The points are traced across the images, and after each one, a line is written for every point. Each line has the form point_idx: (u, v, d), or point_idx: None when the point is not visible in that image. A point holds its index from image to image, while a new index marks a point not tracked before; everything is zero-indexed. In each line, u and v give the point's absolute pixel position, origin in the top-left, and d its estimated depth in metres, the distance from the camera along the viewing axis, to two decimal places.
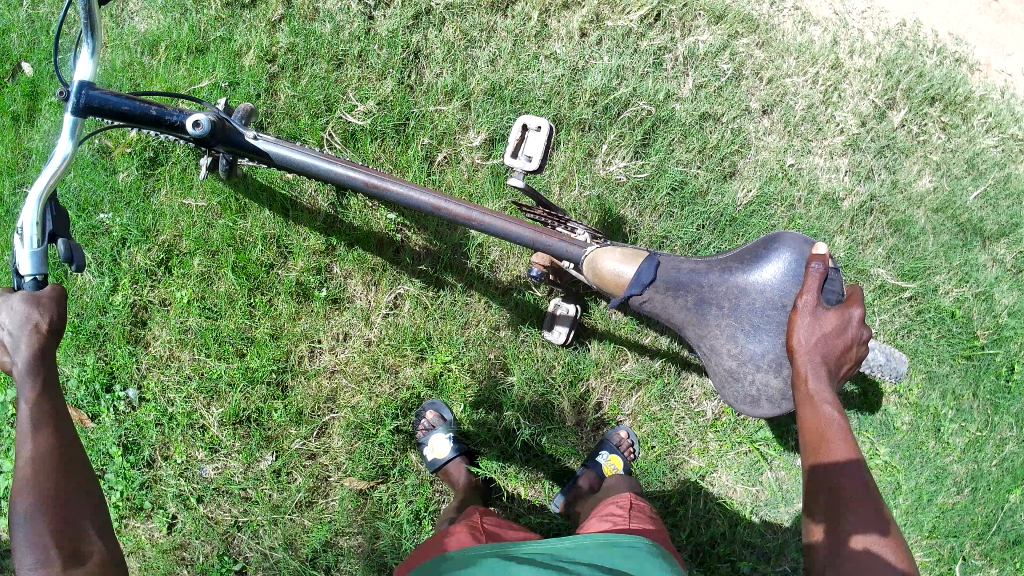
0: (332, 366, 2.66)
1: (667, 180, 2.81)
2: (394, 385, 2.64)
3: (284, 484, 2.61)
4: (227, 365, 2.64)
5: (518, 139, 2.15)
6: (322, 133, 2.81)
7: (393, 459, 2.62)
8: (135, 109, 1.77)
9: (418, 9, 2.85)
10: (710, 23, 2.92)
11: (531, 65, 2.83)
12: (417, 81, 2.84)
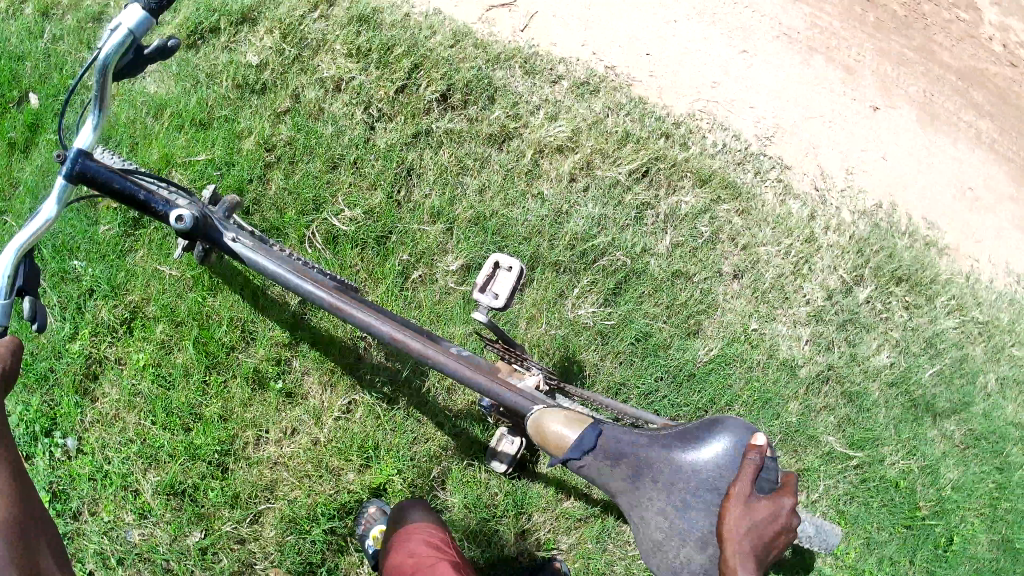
0: (275, 457, 2.69)
1: (631, 330, 2.96)
2: (335, 485, 2.66)
3: (208, 562, 2.57)
4: (173, 435, 2.66)
5: (488, 276, 2.27)
6: (305, 230, 2.93)
7: (323, 558, 2.61)
8: (127, 191, 1.84)
9: (418, 129, 3.08)
10: (695, 185, 3.20)
11: (517, 201, 3.05)
12: (405, 197, 3.01)
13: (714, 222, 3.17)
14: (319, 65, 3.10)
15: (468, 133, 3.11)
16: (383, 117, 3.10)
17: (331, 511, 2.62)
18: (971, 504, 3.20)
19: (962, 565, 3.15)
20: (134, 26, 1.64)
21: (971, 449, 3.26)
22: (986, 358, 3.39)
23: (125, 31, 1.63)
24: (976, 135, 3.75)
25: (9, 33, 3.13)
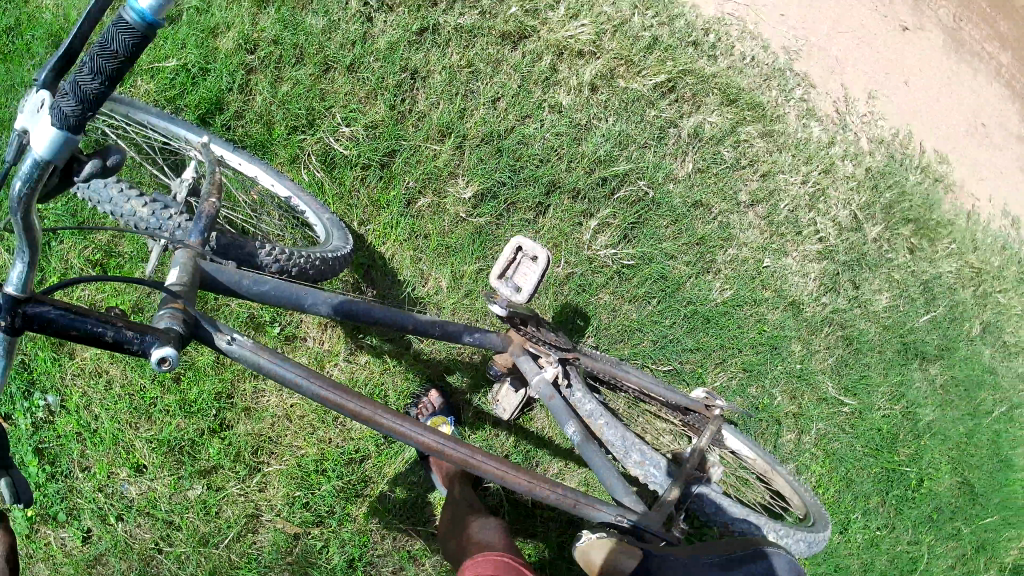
0: (276, 409, 2.68)
1: (655, 268, 2.83)
2: (333, 431, 2.68)
3: (213, 516, 2.59)
4: (164, 391, 2.62)
5: (509, 261, 2.09)
6: (298, 149, 2.73)
7: (331, 509, 2.63)
8: (86, 332, 1.29)
9: (424, 24, 2.84)
10: (721, 103, 2.98)
11: (535, 113, 2.85)
12: (409, 107, 2.80)
13: (737, 145, 2.97)
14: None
15: (479, 23, 2.87)
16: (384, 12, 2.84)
17: (331, 461, 2.65)
18: (943, 448, 2.96)
19: (928, 503, 2.94)
20: (50, 146, 1.07)
21: (948, 393, 3.00)
22: (973, 304, 3.09)
23: (38, 152, 1.08)
24: (995, 67, 3.30)
25: None
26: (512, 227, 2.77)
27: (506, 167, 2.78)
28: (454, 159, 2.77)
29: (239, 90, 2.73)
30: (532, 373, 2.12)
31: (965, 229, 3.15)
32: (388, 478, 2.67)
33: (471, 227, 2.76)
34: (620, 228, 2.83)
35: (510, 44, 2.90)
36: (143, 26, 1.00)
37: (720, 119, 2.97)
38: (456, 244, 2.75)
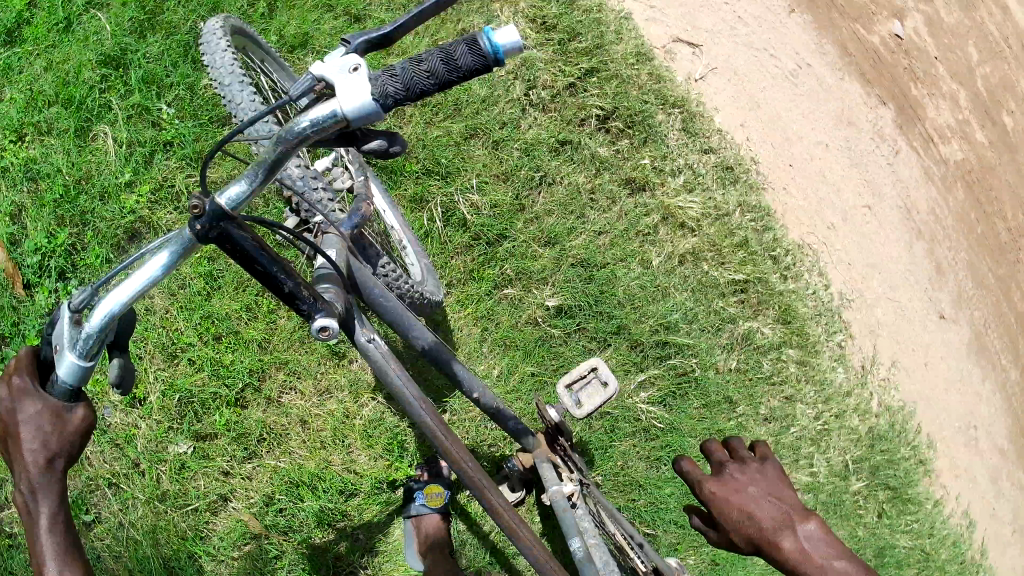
0: (290, 409, 3.33)
1: (675, 440, 3.10)
2: (327, 448, 3.31)
3: (182, 479, 3.20)
4: (212, 352, 3.32)
5: (579, 376, 2.49)
6: (425, 191, 3.12)
7: (289, 508, 3.22)
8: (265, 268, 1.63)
9: (567, 138, 3.28)
10: (776, 321, 3.32)
11: (629, 259, 3.21)
12: (529, 202, 3.20)
13: (776, 361, 3.29)
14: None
15: (616, 160, 3.32)
16: (543, 115, 3.31)
17: (311, 472, 3.25)
18: None
19: None
20: (353, 110, 1.31)
21: None
22: None
23: (342, 110, 1.32)
24: (1006, 381, 3.69)
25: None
26: (576, 349, 3.06)
27: (590, 294, 3.12)
28: (549, 266, 3.12)
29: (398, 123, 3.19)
30: (550, 480, 2.35)
31: (930, 514, 3.45)
32: (350, 504, 3.23)
33: (540, 333, 3.06)
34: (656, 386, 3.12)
35: (633, 190, 3.31)
36: (493, 56, 1.30)
37: (772, 334, 3.30)
38: (521, 341, 3.05)
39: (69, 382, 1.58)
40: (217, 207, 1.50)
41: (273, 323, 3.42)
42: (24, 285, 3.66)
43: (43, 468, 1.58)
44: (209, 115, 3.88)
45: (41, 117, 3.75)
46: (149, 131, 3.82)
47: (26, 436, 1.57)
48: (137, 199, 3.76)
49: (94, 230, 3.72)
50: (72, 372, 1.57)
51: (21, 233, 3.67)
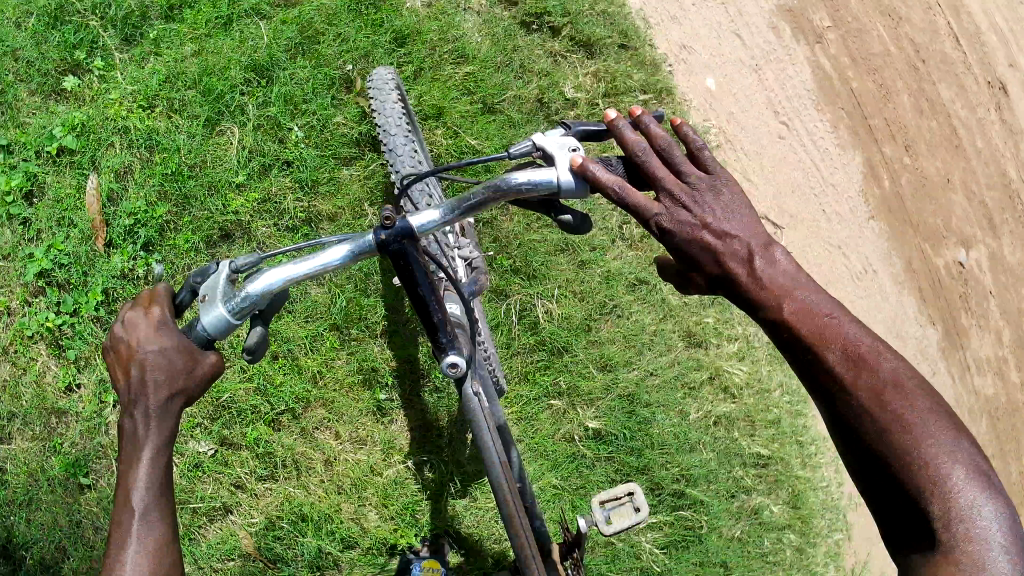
0: (319, 443, 3.57)
1: None
2: (343, 494, 3.53)
3: (195, 477, 3.43)
4: (266, 367, 3.59)
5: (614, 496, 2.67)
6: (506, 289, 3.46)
7: (285, 537, 3.43)
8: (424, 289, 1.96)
9: (644, 281, 3.60)
10: (788, 502, 3.48)
11: (673, 406, 3.47)
12: (597, 326, 3.51)
13: (776, 541, 3.42)
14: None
15: (684, 313, 3.60)
16: (630, 250, 3.63)
17: (321, 510, 3.47)
18: None
19: None
20: (567, 179, 1.84)
21: None
22: None
23: (557, 178, 1.84)
24: None
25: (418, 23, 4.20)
26: (601, 474, 3.32)
27: (627, 427, 3.39)
28: (597, 390, 3.41)
29: (499, 219, 3.50)
30: None
31: None
32: (346, 553, 3.44)
33: (571, 449, 3.35)
34: (660, 529, 3.32)
35: (690, 343, 3.58)
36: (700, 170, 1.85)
37: (779, 513, 3.45)
38: (552, 453, 3.33)
39: (211, 333, 1.80)
40: (411, 225, 1.91)
41: (330, 360, 3.69)
42: (106, 241, 3.98)
43: (163, 398, 1.76)
44: (331, 151, 4.21)
45: (177, 95, 4.14)
46: (273, 146, 4.18)
47: (156, 366, 1.76)
48: (244, 202, 4.11)
49: (195, 215, 4.07)
50: (217, 324, 1.79)
51: (122, 194, 4.02)
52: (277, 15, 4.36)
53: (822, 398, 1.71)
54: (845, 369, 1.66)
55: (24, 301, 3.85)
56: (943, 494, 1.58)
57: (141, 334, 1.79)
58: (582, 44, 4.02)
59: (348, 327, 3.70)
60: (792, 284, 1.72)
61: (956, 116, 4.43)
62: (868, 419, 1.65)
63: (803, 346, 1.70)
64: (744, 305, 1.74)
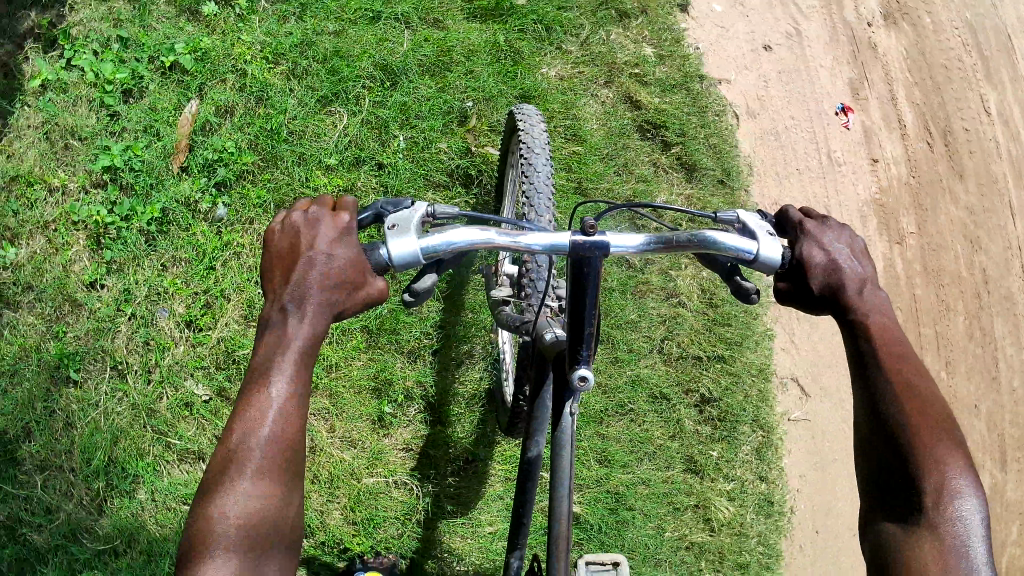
0: (314, 428, 3.66)
1: None
2: (316, 484, 3.58)
3: None
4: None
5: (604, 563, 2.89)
6: None
7: None
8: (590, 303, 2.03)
9: (666, 395, 3.82)
10: None
11: (650, 518, 3.66)
12: (609, 420, 3.74)
13: None
14: (674, 293, 3.98)
15: (692, 438, 3.80)
16: (663, 365, 3.86)
17: None
18: None
19: None
20: (767, 255, 1.97)
21: None
22: None
23: (756, 250, 1.97)
24: None
25: (543, 92, 4.55)
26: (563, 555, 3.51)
27: (606, 521, 3.61)
28: (589, 479, 3.64)
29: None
30: None
31: None
32: None
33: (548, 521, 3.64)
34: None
35: (688, 468, 3.77)
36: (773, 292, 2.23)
37: None
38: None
39: (394, 262, 1.88)
40: (610, 241, 1.99)
41: (347, 360, 3.78)
42: (182, 164, 4.27)
43: (323, 301, 1.73)
44: (423, 167, 4.41)
45: (303, 63, 4.45)
46: (373, 144, 4.40)
47: (327, 267, 1.76)
48: (326, 183, 4.32)
49: (274, 176, 4.32)
50: (404, 256, 1.88)
51: (217, 131, 4.33)
52: (421, 29, 4.61)
53: (861, 387, 1.87)
54: (895, 371, 1.83)
55: (82, 186, 4.15)
56: (936, 500, 1.70)
57: (322, 235, 1.80)
58: (685, 166, 4.57)
59: (380, 335, 3.81)
60: (878, 295, 1.94)
61: (1000, 352, 4.74)
62: (898, 415, 1.78)
63: (868, 341, 1.88)
64: (834, 308, 1.95)
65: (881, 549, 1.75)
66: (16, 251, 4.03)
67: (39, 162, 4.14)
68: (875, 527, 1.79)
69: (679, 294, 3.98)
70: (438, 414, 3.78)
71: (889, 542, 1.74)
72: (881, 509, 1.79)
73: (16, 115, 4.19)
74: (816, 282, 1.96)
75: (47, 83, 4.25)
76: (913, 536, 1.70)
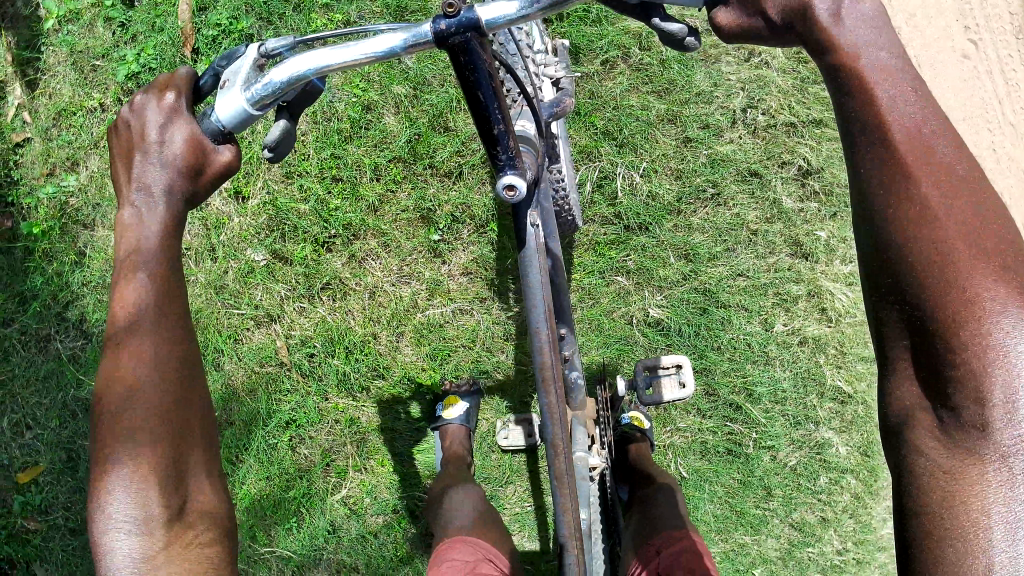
0: (368, 272, 3.43)
1: (690, 486, 3.18)
2: (379, 324, 3.40)
3: (246, 284, 3.47)
4: (321, 191, 3.46)
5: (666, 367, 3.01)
6: (597, 156, 3.25)
7: (317, 359, 3.41)
8: (487, 99, 1.47)
9: (757, 171, 3.21)
10: (858, 443, 3.14)
11: (753, 315, 3.18)
12: (689, 212, 3.22)
13: (832, 477, 3.14)
14: (750, 50, 3.26)
15: (795, 217, 3.20)
16: (749, 138, 3.23)
17: (354, 338, 3.40)
18: None
19: None
20: None
21: None
22: None
23: None
24: None
25: None
26: None
27: (695, 324, 3.18)
28: (671, 279, 3.19)
29: (601, 77, 3.29)
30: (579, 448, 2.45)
31: None
32: (373, 383, 3.38)
33: (626, 331, 3.19)
34: (698, 434, 3.19)
35: (796, 253, 3.20)
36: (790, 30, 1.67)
37: (846, 453, 3.14)
38: (607, 329, 3.19)
39: (226, 125, 1.47)
40: (478, 18, 1.39)
41: (389, 194, 3.45)
42: (193, 49, 3.95)
43: (165, 188, 1.49)
44: None
45: None
46: None
47: (164, 155, 1.49)
48: (328, 23, 3.86)
49: (277, 30, 3.90)
50: (238, 116, 1.45)
51: (210, 2, 3.93)
52: None
53: (867, 229, 1.31)
54: (922, 194, 1.25)
55: (116, 98, 4.00)
56: (989, 399, 1.21)
57: (150, 117, 1.50)
58: None
59: (415, 162, 3.43)
60: (875, 36, 1.28)
61: None
62: (931, 241, 1.24)
63: (874, 139, 1.28)
64: (806, 41, 1.31)
65: (905, 461, 1.32)
66: (75, 176, 3.99)
67: (74, 91, 4.02)
68: (895, 428, 1.34)
69: (755, 51, 3.26)
70: (497, 236, 3.38)
71: (918, 455, 1.30)
72: (906, 406, 1.32)
73: (44, 58, 4.07)
74: (773, 4, 1.31)
75: (61, 18, 4.07)
76: (955, 448, 1.25)
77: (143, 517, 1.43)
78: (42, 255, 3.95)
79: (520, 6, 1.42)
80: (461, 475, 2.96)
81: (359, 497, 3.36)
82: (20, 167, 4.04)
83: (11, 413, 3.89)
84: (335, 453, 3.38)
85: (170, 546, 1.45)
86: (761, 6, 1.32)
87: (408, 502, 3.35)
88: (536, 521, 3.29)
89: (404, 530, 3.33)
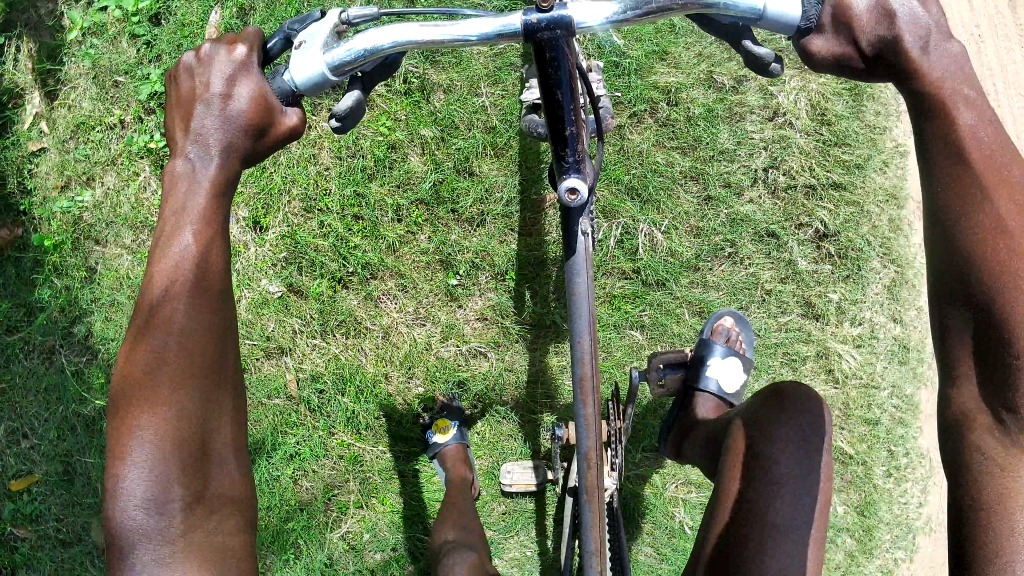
0: (384, 308, 3.47)
1: None
2: (391, 364, 3.43)
3: (260, 313, 3.49)
4: (342, 228, 3.50)
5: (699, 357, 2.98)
6: (617, 209, 3.31)
7: (329, 394, 3.43)
8: (562, 96, 1.62)
9: (772, 231, 3.28)
10: (858, 505, 3.17)
11: (762, 372, 3.24)
12: (705, 269, 3.28)
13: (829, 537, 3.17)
14: (774, 115, 3.34)
15: (808, 278, 3.26)
16: (768, 198, 3.31)
17: (366, 375, 3.43)
18: None
19: None
20: (775, 12, 1.45)
21: None
22: None
23: (761, 6, 1.47)
24: None
25: None
26: None
27: None
28: (686, 335, 3.24)
29: (630, 131, 3.36)
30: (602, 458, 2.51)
31: None
32: (383, 421, 3.40)
33: None
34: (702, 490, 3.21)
35: (807, 313, 3.26)
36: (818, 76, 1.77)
37: (843, 515, 3.17)
38: (619, 382, 3.23)
39: (299, 86, 1.56)
40: (571, 19, 1.54)
41: (409, 234, 3.50)
42: None
43: (221, 148, 1.51)
44: None
45: None
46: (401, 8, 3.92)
47: (224, 111, 1.51)
48: None
49: None
50: (314, 79, 1.56)
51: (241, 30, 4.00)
52: None
53: (941, 244, 1.39)
54: (995, 210, 1.32)
55: (138, 117, 4.05)
56: None
57: (216, 70, 1.53)
58: None
59: (437, 206, 3.48)
60: (955, 108, 1.36)
61: None
62: (1001, 254, 1.31)
63: (954, 157, 1.36)
64: (892, 73, 1.41)
65: (961, 458, 1.43)
66: (91, 191, 4.02)
67: (94, 106, 4.06)
68: (952, 426, 1.44)
69: (779, 115, 3.33)
70: (515, 284, 3.42)
71: (975, 450, 1.40)
72: (966, 408, 1.41)
73: (66, 69, 4.10)
74: (866, 35, 1.41)
75: (86, 32, 4.11)
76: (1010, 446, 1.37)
77: (161, 501, 1.41)
78: (52, 266, 3.96)
79: (619, 10, 1.53)
80: (460, 496, 2.99)
81: (360, 533, 3.36)
82: (34, 177, 4.06)
83: (8, 421, 3.88)
84: (339, 488, 3.39)
85: (189, 534, 1.43)
86: (855, 36, 1.42)
87: (408, 540, 3.35)
88: (536, 566, 3.30)
89: (402, 569, 3.33)
